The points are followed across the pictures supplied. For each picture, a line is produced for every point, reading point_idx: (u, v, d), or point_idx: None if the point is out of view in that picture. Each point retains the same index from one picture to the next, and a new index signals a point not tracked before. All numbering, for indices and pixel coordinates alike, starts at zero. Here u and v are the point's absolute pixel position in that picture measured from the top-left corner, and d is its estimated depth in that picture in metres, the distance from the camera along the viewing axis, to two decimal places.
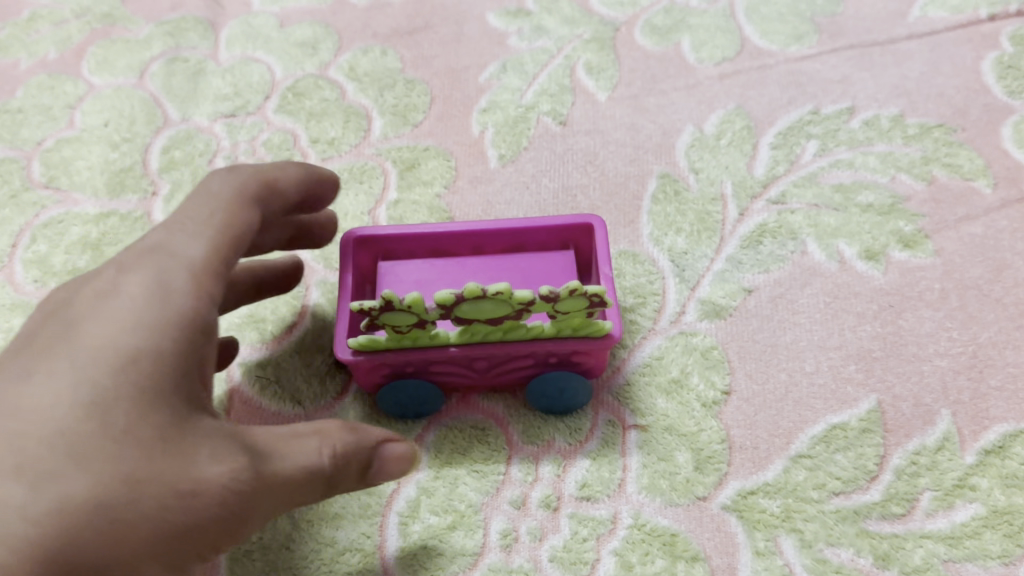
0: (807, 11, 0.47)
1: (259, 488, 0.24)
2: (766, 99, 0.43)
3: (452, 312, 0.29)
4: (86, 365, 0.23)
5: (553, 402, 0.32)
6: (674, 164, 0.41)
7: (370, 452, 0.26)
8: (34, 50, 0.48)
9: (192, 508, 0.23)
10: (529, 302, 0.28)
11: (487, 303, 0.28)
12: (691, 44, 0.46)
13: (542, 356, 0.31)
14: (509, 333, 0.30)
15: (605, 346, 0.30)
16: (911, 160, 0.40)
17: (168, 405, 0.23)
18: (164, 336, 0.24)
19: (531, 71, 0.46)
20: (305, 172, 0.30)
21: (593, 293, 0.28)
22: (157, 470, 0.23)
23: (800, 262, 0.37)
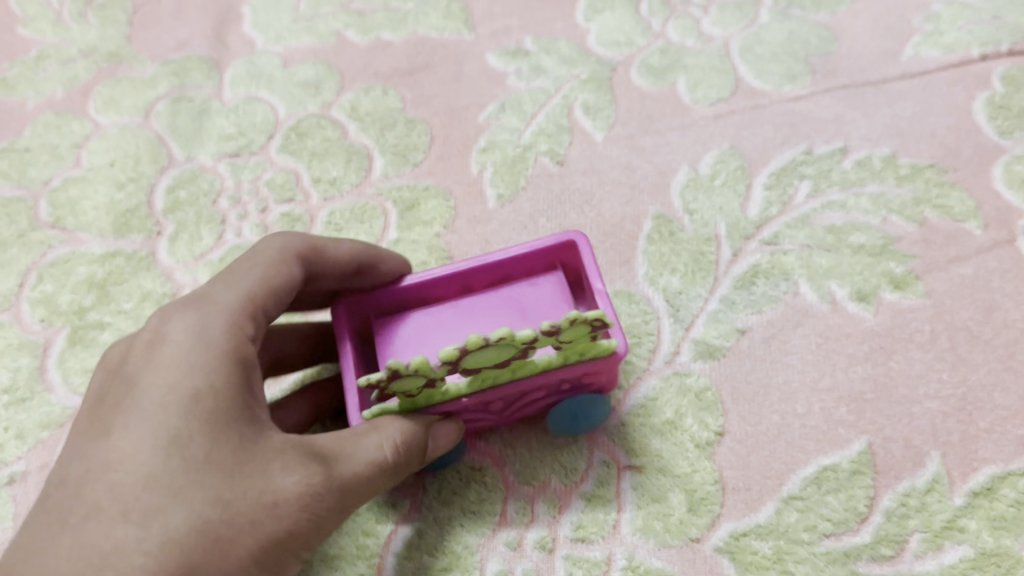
0: (800, 51, 0.47)
1: (332, 486, 0.28)
2: (759, 140, 0.44)
3: (458, 366, 0.28)
4: (166, 412, 0.27)
5: (575, 421, 0.33)
6: (669, 205, 0.42)
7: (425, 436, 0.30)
8: (42, 89, 0.49)
9: (283, 514, 0.27)
10: (534, 338, 0.28)
11: (494, 352, 0.28)
12: (686, 84, 0.47)
13: (553, 386, 0.31)
14: (518, 370, 0.30)
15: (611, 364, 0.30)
16: (902, 201, 0.40)
17: (236, 434, 0.27)
18: (223, 376, 0.28)
19: (529, 111, 0.47)
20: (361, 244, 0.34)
21: (596, 319, 0.27)
22: (241, 490, 0.27)
23: (792, 303, 0.37)
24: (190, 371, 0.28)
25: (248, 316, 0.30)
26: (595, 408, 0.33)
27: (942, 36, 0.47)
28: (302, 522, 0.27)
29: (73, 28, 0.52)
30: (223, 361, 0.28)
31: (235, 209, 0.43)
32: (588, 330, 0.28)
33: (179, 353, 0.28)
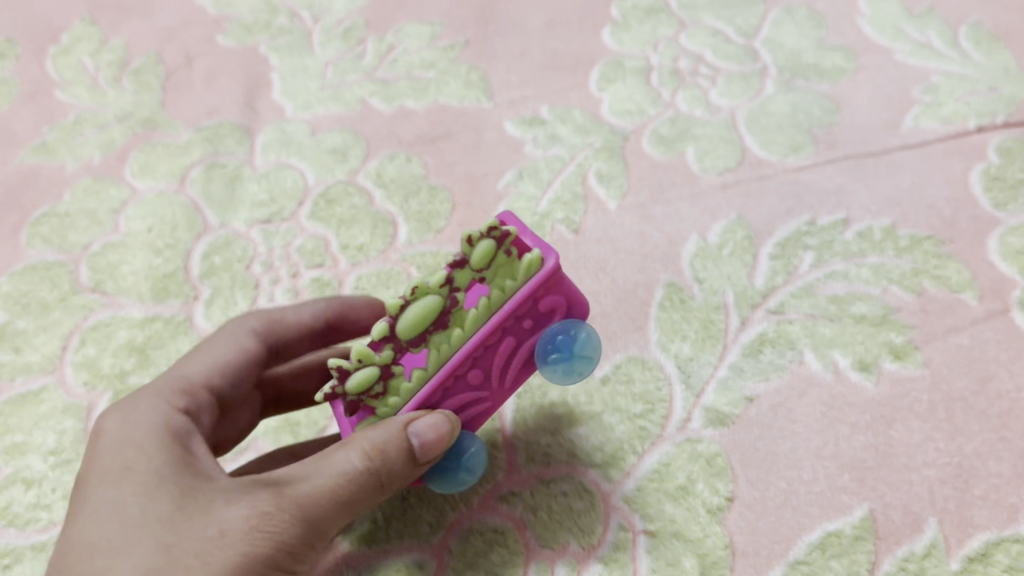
0: (804, 122, 0.50)
1: (288, 507, 0.29)
2: (765, 209, 0.46)
3: (399, 341, 0.30)
4: (105, 487, 0.30)
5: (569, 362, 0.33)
6: (679, 273, 0.44)
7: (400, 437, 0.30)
8: (80, 153, 0.51)
9: (240, 542, 0.28)
10: (450, 275, 0.30)
11: (416, 309, 0.29)
12: (695, 154, 0.49)
13: (514, 331, 0.32)
14: (472, 325, 0.31)
15: (545, 278, 0.31)
16: (902, 272, 0.43)
17: (171, 489, 0.29)
18: (155, 444, 0.31)
19: (546, 179, 0.49)
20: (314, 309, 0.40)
21: (489, 228, 0.29)
22: (186, 530, 0.28)
23: (798, 372, 0.39)
24: (127, 442, 0.31)
25: (202, 388, 0.36)
26: (576, 338, 0.33)
27: (940, 107, 0.50)
28: (266, 548, 0.29)
29: (110, 93, 0.54)
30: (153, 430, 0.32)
31: (268, 275, 0.46)
32: (492, 246, 0.29)
33: (117, 431, 0.32)
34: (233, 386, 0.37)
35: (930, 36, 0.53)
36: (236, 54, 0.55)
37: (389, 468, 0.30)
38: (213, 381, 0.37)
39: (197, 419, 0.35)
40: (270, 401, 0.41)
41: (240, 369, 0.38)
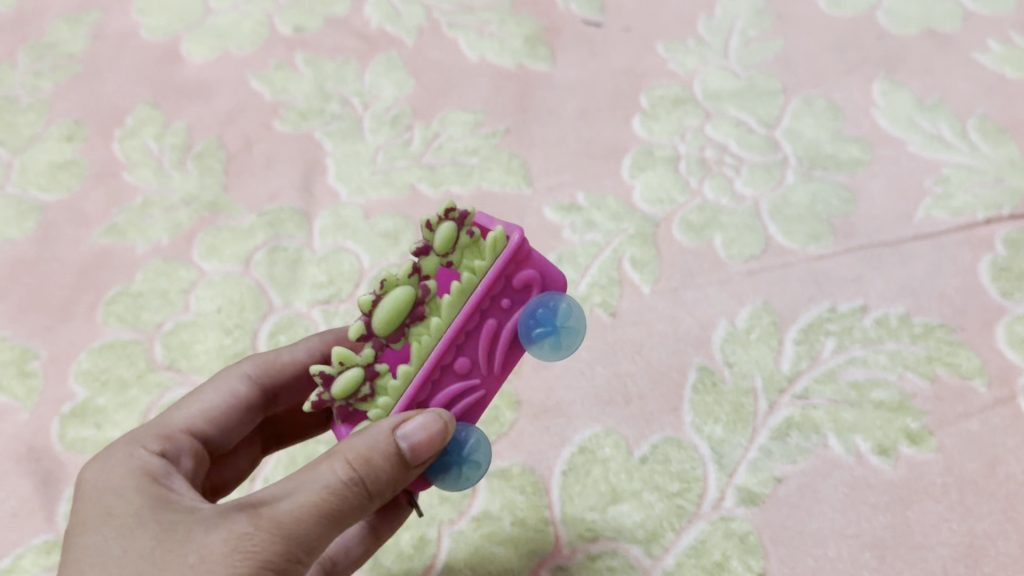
0: (824, 213, 0.53)
1: (268, 526, 0.29)
2: (789, 296, 0.50)
3: (378, 338, 0.32)
4: (88, 534, 0.31)
5: (549, 335, 0.34)
6: (711, 357, 0.48)
7: (386, 442, 0.31)
8: (150, 235, 0.55)
9: (221, 564, 0.29)
10: (417, 265, 0.32)
11: (387, 304, 0.31)
12: (723, 241, 0.53)
13: (491, 314, 0.34)
14: (451, 313, 0.33)
15: (510, 253, 0.33)
16: (916, 359, 0.46)
17: (150, 525, 0.31)
18: (131, 486, 0.33)
19: (584, 264, 0.53)
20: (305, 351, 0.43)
21: (447, 211, 0.31)
22: (168, 560, 0.29)
23: (823, 454, 0.43)
24: (108, 489, 0.33)
25: (187, 434, 0.39)
26: (553, 312, 0.34)
27: (951, 199, 0.53)
28: (249, 566, 0.29)
29: (174, 175, 0.58)
30: (131, 475, 0.33)
31: None
32: (451, 227, 0.31)
33: (100, 479, 0.33)
34: (221, 431, 0.40)
35: (941, 128, 0.57)
36: (293, 141, 0.60)
37: (375, 474, 0.31)
38: (199, 427, 0.39)
39: (182, 458, 0.37)
40: (270, 438, 0.46)
41: (228, 414, 0.41)
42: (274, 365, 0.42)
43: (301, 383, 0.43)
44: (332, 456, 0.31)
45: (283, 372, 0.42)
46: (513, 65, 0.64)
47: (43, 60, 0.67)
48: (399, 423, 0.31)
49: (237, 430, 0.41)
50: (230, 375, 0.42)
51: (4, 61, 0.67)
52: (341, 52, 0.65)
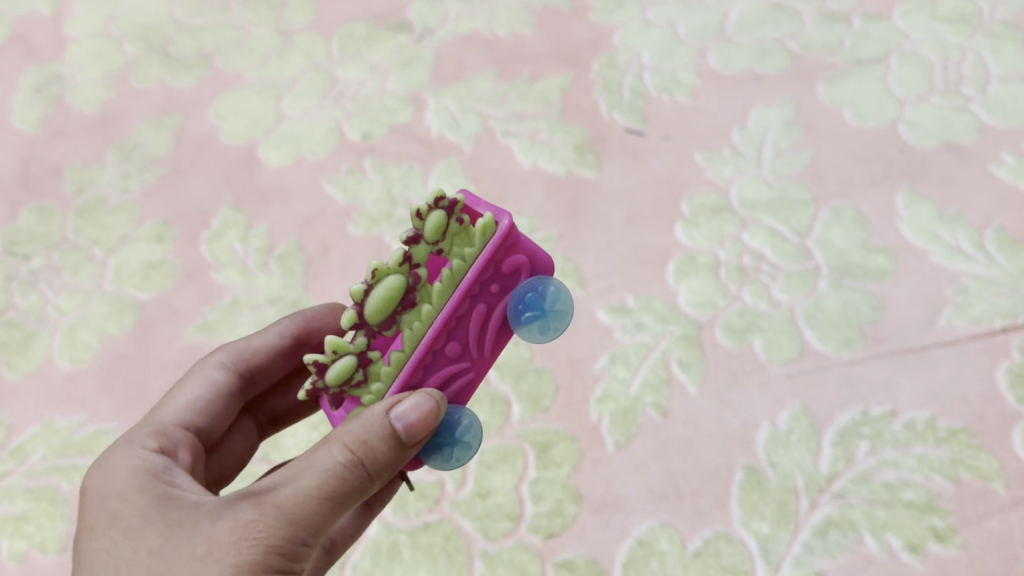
0: (855, 319, 0.59)
1: (273, 512, 0.35)
2: (825, 398, 0.55)
3: (370, 324, 0.37)
4: (101, 536, 0.38)
5: (536, 319, 0.40)
6: (755, 457, 0.53)
7: (383, 426, 0.36)
8: (240, 332, 0.61)
9: (231, 549, 0.34)
10: (408, 253, 0.37)
11: (378, 291, 0.36)
12: (762, 345, 0.58)
13: (479, 296, 0.40)
14: (441, 296, 0.38)
15: (497, 240, 0.39)
16: (941, 461, 0.52)
17: (151, 523, 0.37)
18: (130, 486, 0.39)
19: (635, 364, 0.58)
20: (273, 340, 0.51)
21: (437, 201, 0.36)
22: (182, 548, 0.35)
23: (859, 550, 0.49)
24: (111, 496, 0.39)
25: (179, 427, 0.46)
26: (542, 300, 0.40)
27: (971, 308, 0.58)
28: (257, 547, 0.34)
29: (260, 275, 0.64)
30: (129, 476, 0.40)
31: None
32: (442, 216, 0.36)
33: (104, 487, 0.40)
34: (210, 421, 0.48)
35: (960, 239, 0.63)
36: (366, 243, 0.66)
37: (372, 454, 0.36)
38: (188, 419, 0.47)
39: (177, 449, 0.44)
40: (260, 422, 0.54)
41: (211, 401, 0.48)
42: (246, 354, 0.50)
43: (273, 366, 0.51)
44: (328, 442, 0.36)
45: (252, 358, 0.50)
46: (564, 172, 0.71)
47: (129, 161, 0.73)
48: (391, 405, 0.37)
49: (222, 414, 0.49)
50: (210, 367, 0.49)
51: (93, 160, 0.73)
52: (407, 160, 0.72)
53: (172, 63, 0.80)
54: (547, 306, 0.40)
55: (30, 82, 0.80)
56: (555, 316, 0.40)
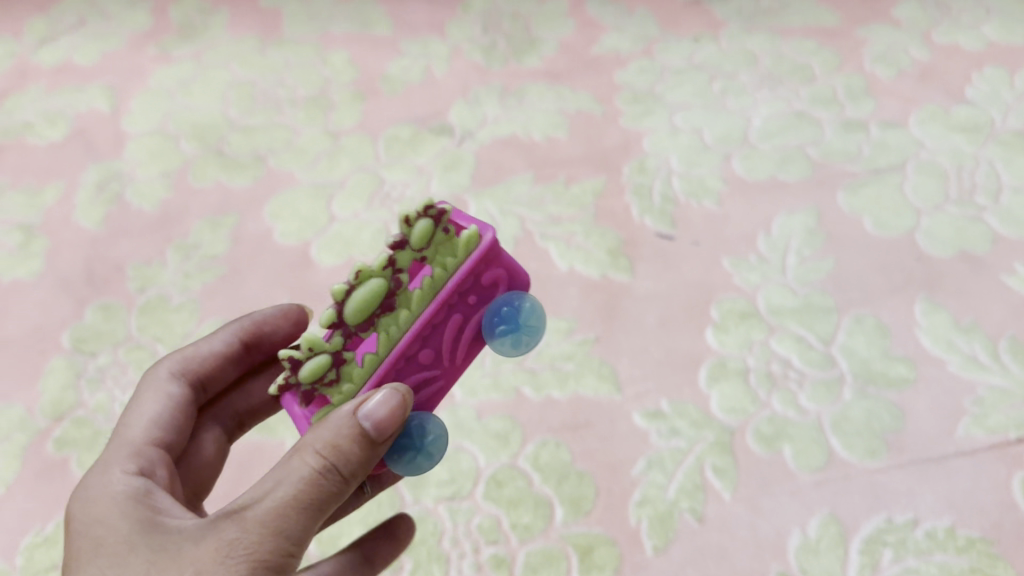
0: (878, 428, 0.62)
1: (256, 525, 0.40)
2: (852, 506, 0.59)
3: (347, 323, 0.42)
4: (92, 564, 0.43)
5: (509, 332, 0.46)
6: (788, 564, 0.57)
7: (351, 426, 0.40)
8: None
9: (220, 565, 0.39)
10: (392, 257, 0.42)
11: (361, 293, 0.41)
12: (792, 452, 0.62)
13: (456, 305, 0.46)
14: (421, 303, 0.44)
15: (478, 254, 0.45)
16: (961, 569, 0.56)
17: (137, 546, 0.42)
18: (111, 512, 0.44)
19: (671, 468, 0.62)
20: (221, 343, 0.57)
21: (424, 209, 0.42)
22: (171, 570, 0.40)
23: None
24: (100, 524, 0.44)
25: (153, 442, 0.52)
26: (516, 316, 0.46)
27: (987, 418, 0.62)
28: (245, 558, 0.39)
29: None
30: (108, 501, 0.45)
31: (455, 548, 0.60)
32: (427, 225, 0.42)
33: (90, 515, 0.45)
34: (177, 427, 0.54)
35: (975, 348, 0.66)
36: None
37: (344, 457, 0.40)
38: (157, 433, 0.52)
39: (153, 464, 0.50)
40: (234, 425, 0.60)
41: (173, 411, 0.54)
42: (194, 361, 0.56)
43: (222, 369, 0.57)
44: (296, 454, 0.41)
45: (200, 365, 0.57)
46: (599, 275, 0.75)
47: (189, 261, 0.77)
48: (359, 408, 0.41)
49: (185, 419, 0.55)
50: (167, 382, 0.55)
51: (154, 260, 0.77)
52: None
53: (228, 162, 0.85)
54: (522, 325, 0.46)
55: (92, 179, 0.85)
56: (528, 332, 0.46)
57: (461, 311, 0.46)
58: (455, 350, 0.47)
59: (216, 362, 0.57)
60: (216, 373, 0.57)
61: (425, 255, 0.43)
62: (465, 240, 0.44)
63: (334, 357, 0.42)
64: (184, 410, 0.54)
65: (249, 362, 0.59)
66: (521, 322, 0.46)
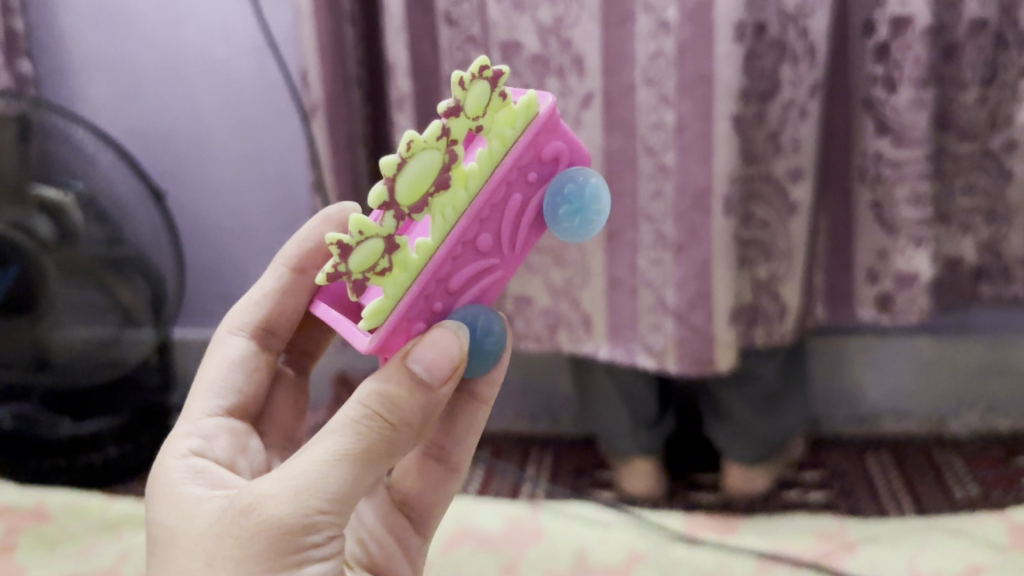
0: None
1: (314, 461, 0.64)
2: None
3: (398, 206, 0.61)
4: (175, 514, 0.70)
5: (568, 206, 0.66)
6: None
7: (397, 384, 0.65)
8: None
9: (281, 489, 0.64)
10: (439, 132, 0.61)
11: (416, 165, 0.60)
12: None
13: (518, 180, 0.66)
14: (482, 173, 0.64)
15: (538, 122, 0.65)
16: None
17: (211, 504, 0.68)
18: (175, 487, 0.73)
19: None
20: (268, 303, 0.91)
21: (466, 74, 0.60)
22: (241, 503, 0.65)
23: None
24: (167, 511, 0.71)
25: (216, 405, 0.87)
26: (579, 194, 0.66)
27: None
28: (299, 478, 0.64)
29: None
30: (176, 477, 0.74)
31: None
32: (476, 94, 0.61)
33: (167, 502, 0.72)
34: (236, 381, 0.89)
35: None
36: None
37: (388, 405, 0.65)
38: (222, 396, 0.87)
39: (213, 433, 0.83)
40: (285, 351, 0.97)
41: (232, 371, 0.89)
42: (251, 319, 0.91)
43: (278, 314, 0.91)
44: (343, 415, 0.66)
45: (256, 323, 0.91)
46: None
47: None
48: (410, 354, 0.65)
49: (243, 369, 0.90)
50: (232, 344, 0.90)
51: None
52: None
53: None
54: (583, 203, 0.66)
55: None
56: (592, 209, 0.66)
57: (521, 186, 0.66)
58: (513, 227, 0.67)
59: (270, 322, 0.91)
60: (271, 321, 0.91)
61: (485, 121, 0.62)
62: (524, 105, 0.63)
63: (387, 238, 0.62)
64: (246, 358, 0.90)
65: (299, 302, 0.91)
66: (583, 202, 0.66)
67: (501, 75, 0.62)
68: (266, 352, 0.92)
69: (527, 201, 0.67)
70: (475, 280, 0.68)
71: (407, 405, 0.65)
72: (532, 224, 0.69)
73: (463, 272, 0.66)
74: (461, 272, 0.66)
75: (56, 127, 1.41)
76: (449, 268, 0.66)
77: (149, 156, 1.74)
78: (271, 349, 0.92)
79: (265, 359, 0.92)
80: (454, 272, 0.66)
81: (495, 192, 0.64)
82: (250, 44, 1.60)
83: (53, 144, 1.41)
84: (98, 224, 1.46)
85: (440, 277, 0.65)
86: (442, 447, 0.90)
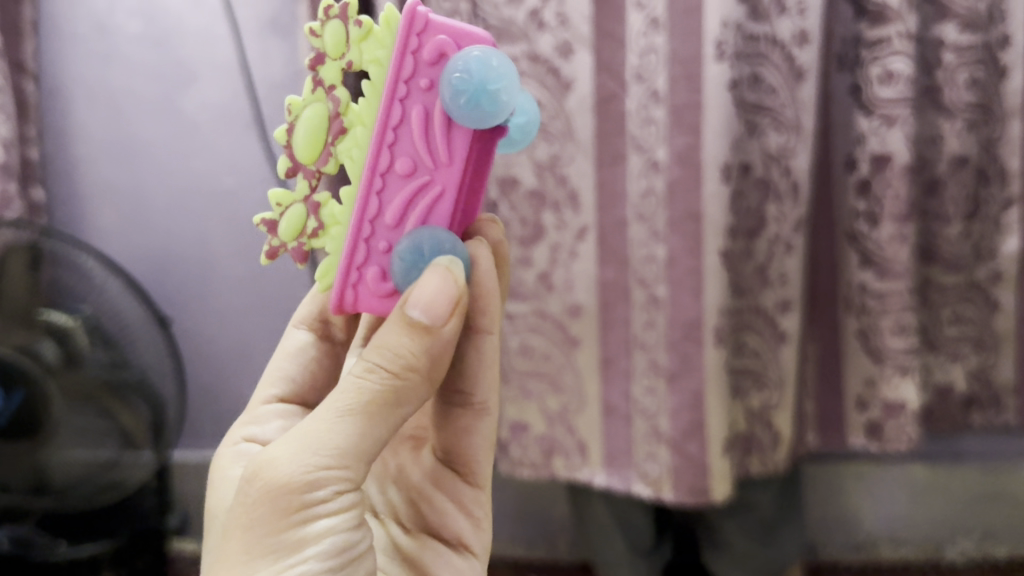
0: None
1: (322, 418, 0.70)
2: None
3: (307, 168, 0.81)
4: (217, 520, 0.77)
5: (454, 92, 0.72)
6: None
7: (397, 336, 0.72)
8: None
9: (291, 450, 0.69)
10: (314, 90, 0.80)
11: (303, 123, 0.80)
12: None
13: (413, 93, 0.75)
14: (372, 105, 0.77)
15: (406, 31, 0.74)
16: None
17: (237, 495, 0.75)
18: (222, 486, 0.92)
19: None
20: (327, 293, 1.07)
21: (314, 29, 0.79)
22: (255, 471, 0.70)
23: None
24: (218, 503, 0.90)
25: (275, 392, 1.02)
26: (460, 78, 0.71)
27: None
28: (307, 437, 0.69)
29: None
30: (221, 479, 0.93)
31: None
32: (331, 39, 0.78)
33: (220, 496, 0.91)
34: (294, 366, 1.04)
35: None
36: None
37: (391, 354, 0.71)
38: (281, 379, 1.03)
39: (259, 417, 0.99)
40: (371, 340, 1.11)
41: (295, 358, 1.04)
42: (310, 314, 1.07)
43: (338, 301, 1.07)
44: (353, 372, 0.72)
45: (314, 316, 1.07)
46: None
47: None
48: (410, 300, 0.72)
49: (304, 354, 1.05)
50: (298, 333, 1.07)
51: None
52: None
53: None
54: (470, 85, 0.71)
55: None
56: (484, 85, 0.71)
57: (420, 98, 0.75)
58: (428, 140, 0.76)
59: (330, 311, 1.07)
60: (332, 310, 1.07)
61: (351, 59, 0.78)
62: (382, 25, 0.76)
63: (308, 202, 0.83)
64: (304, 348, 1.05)
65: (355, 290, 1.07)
66: (472, 82, 0.71)
67: (348, 11, 0.78)
68: (326, 339, 1.07)
69: (433, 107, 0.75)
70: (414, 205, 0.78)
71: (409, 349, 0.71)
72: (448, 131, 0.76)
73: (393, 202, 0.78)
74: (392, 203, 0.78)
75: (66, 255, 1.46)
76: (378, 203, 0.78)
77: (153, 285, 1.78)
78: (333, 336, 1.07)
79: (326, 346, 1.07)
80: (386, 205, 0.78)
81: (388, 113, 0.75)
82: (258, 176, 1.67)
83: (63, 271, 1.47)
84: (101, 347, 1.47)
85: (373, 211, 0.78)
86: (460, 390, 0.94)
